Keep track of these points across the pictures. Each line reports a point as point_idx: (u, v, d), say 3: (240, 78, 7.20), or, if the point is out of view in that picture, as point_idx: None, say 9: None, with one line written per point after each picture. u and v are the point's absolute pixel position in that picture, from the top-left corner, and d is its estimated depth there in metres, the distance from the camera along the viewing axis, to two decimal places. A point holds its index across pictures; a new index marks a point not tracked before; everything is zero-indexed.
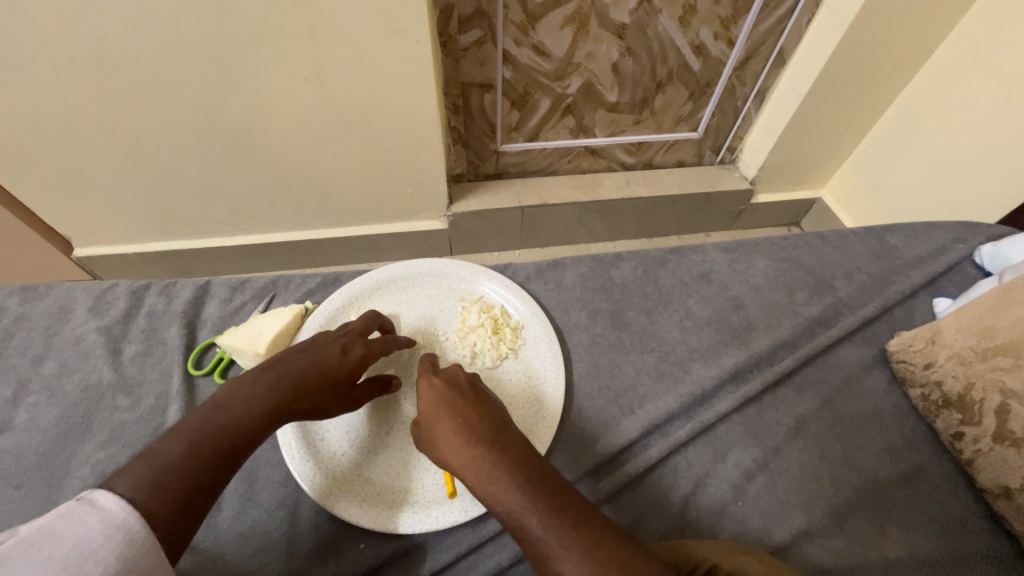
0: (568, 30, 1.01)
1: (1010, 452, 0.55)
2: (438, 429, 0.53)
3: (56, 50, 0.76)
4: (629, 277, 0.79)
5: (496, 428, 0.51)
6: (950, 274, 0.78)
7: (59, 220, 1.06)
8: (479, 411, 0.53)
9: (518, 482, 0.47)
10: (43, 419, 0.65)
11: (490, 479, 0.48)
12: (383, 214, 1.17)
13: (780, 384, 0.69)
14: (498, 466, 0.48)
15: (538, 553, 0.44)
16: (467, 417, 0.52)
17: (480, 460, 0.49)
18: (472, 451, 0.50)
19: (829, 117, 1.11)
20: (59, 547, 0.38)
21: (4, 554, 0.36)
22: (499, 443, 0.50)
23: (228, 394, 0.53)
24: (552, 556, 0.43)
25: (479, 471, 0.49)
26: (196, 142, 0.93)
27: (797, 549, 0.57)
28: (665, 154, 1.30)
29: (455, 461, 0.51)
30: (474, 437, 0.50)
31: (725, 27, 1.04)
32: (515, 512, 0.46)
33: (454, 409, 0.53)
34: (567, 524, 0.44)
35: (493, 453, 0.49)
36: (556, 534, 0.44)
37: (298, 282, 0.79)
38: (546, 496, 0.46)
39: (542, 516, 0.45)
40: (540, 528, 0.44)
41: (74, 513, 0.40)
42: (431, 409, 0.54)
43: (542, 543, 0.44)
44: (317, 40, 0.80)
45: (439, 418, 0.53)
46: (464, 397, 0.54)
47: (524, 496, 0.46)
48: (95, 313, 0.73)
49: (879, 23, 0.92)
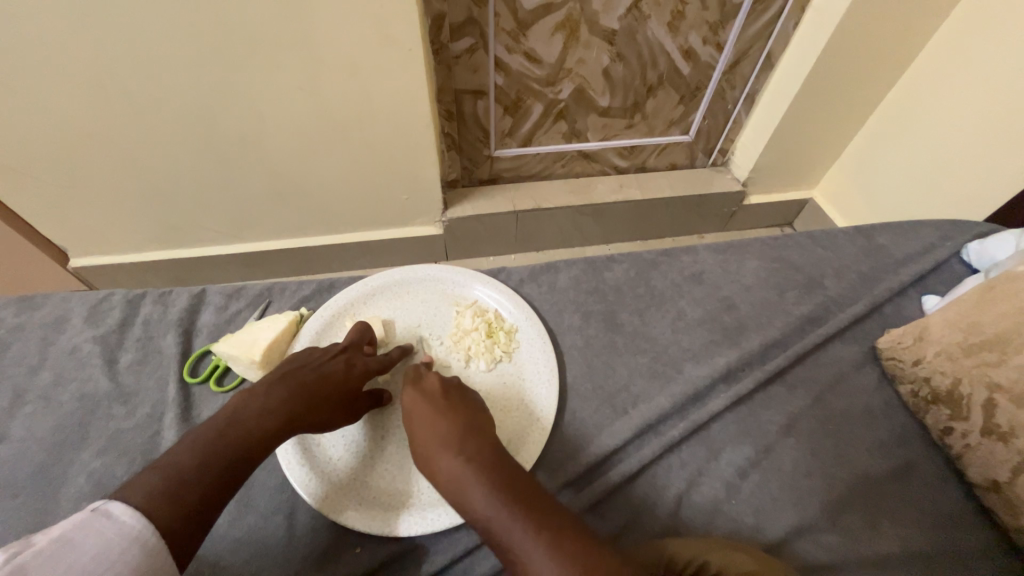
0: (558, 37, 1.02)
1: (998, 446, 0.56)
2: (414, 438, 0.55)
3: (54, 62, 0.77)
4: (621, 279, 0.80)
5: (469, 435, 0.53)
6: (939, 271, 0.79)
7: (55, 231, 1.06)
8: (450, 422, 0.54)
9: (485, 490, 0.48)
10: (39, 428, 0.65)
11: (460, 484, 0.49)
12: (378, 220, 1.18)
13: (772, 382, 0.69)
14: (466, 471, 0.50)
15: (507, 555, 0.45)
16: (438, 430, 0.54)
17: (451, 470, 0.51)
18: (444, 458, 0.52)
19: (816, 120, 1.13)
20: (78, 559, 0.38)
21: (23, 567, 0.36)
22: (471, 450, 0.52)
23: (239, 407, 0.54)
24: (518, 559, 0.44)
25: (451, 481, 0.50)
26: (191, 151, 0.94)
27: (790, 546, 0.58)
28: (657, 158, 1.31)
29: (431, 468, 0.53)
30: (446, 444, 0.52)
31: (714, 31, 1.06)
32: (485, 521, 0.47)
33: (428, 418, 0.55)
34: (531, 527, 0.45)
35: (462, 462, 0.51)
36: (520, 537, 0.45)
37: (293, 288, 0.79)
38: (512, 502, 0.47)
39: (506, 519, 0.46)
40: (505, 531, 0.46)
41: (90, 523, 0.41)
42: (408, 423, 0.56)
43: (512, 550, 0.45)
44: (310, 50, 0.82)
45: (414, 425, 0.55)
46: (438, 406, 0.56)
47: (491, 500, 0.47)
48: (91, 322, 0.74)
49: (864, 25, 0.94)
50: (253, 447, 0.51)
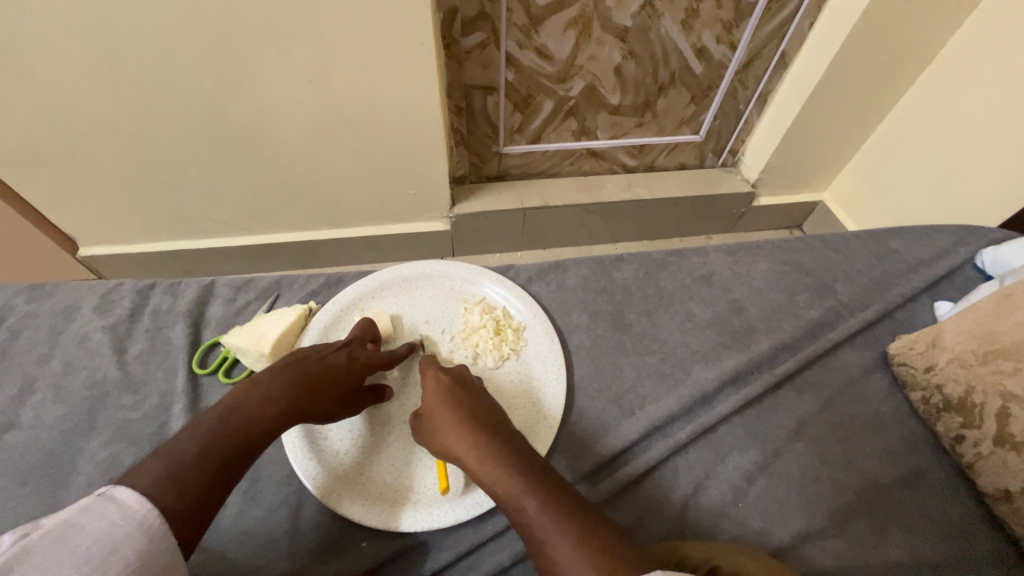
0: (571, 33, 1.01)
1: (1010, 456, 0.56)
2: (439, 420, 0.55)
3: (65, 51, 0.77)
4: (630, 279, 0.79)
5: (494, 421, 0.54)
6: (952, 278, 0.78)
7: (65, 220, 1.07)
8: (478, 408, 0.55)
9: (513, 469, 0.48)
10: (48, 416, 0.65)
11: (486, 466, 0.50)
12: (385, 215, 1.18)
13: (780, 386, 0.69)
14: (492, 453, 0.50)
15: (532, 537, 0.45)
16: (466, 411, 0.54)
17: (478, 451, 0.51)
18: (470, 441, 0.52)
19: (829, 122, 1.12)
20: (83, 543, 0.39)
21: (28, 550, 0.37)
22: (496, 434, 0.52)
23: (243, 395, 0.54)
24: (543, 540, 0.44)
25: (477, 462, 0.50)
26: (201, 143, 0.94)
27: (797, 551, 0.57)
28: (667, 157, 1.30)
29: (455, 451, 0.53)
30: (472, 428, 0.53)
31: (728, 30, 1.05)
32: (509, 498, 0.47)
33: (454, 402, 0.55)
34: (556, 509, 0.45)
35: (490, 445, 0.51)
36: (545, 517, 0.45)
37: (301, 282, 0.79)
38: (540, 485, 0.47)
39: (532, 501, 0.46)
40: (531, 512, 0.45)
41: (96, 508, 0.41)
42: (434, 403, 0.56)
43: (535, 527, 0.45)
44: (322, 43, 0.81)
45: (441, 409, 0.56)
46: (465, 392, 0.57)
47: (517, 482, 0.47)
48: (101, 312, 0.74)
49: (882, 26, 0.92)
50: (255, 435, 0.52)
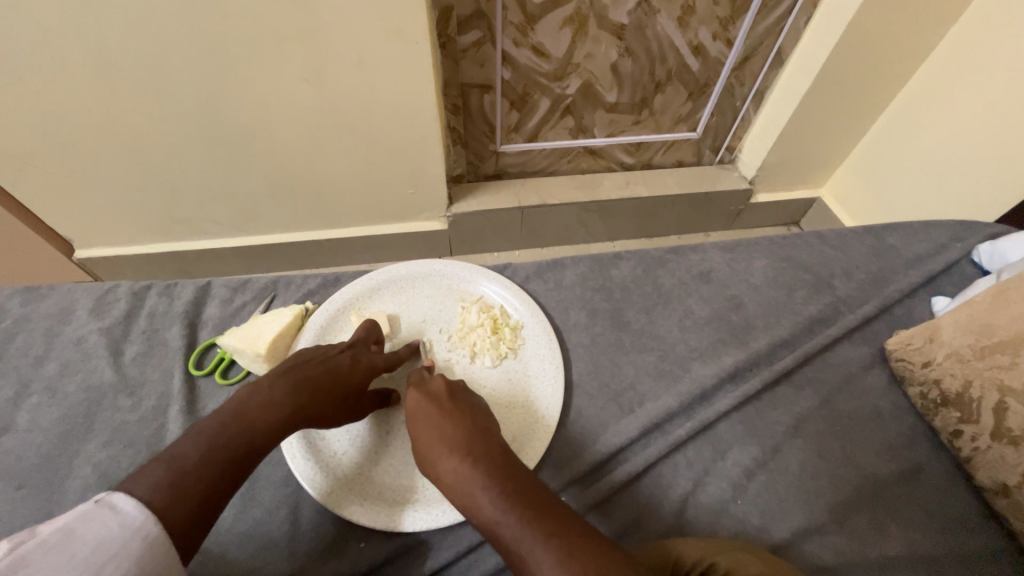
0: (567, 31, 1.01)
1: (1008, 450, 0.56)
2: (420, 442, 0.54)
3: (58, 52, 0.77)
4: (628, 277, 0.79)
5: (475, 437, 0.53)
6: (949, 272, 0.78)
7: (60, 222, 1.06)
8: (458, 425, 0.54)
9: (494, 492, 0.48)
10: (45, 419, 0.65)
11: (467, 489, 0.49)
12: (382, 215, 1.17)
13: (778, 382, 0.69)
14: (473, 475, 0.50)
15: (516, 560, 0.45)
16: (447, 429, 0.54)
17: (458, 472, 0.50)
18: (450, 462, 0.51)
19: (826, 118, 1.12)
20: (80, 550, 0.38)
21: (25, 558, 0.36)
22: (478, 452, 0.51)
23: (246, 399, 0.54)
24: (527, 565, 0.44)
25: (457, 482, 0.50)
26: (197, 143, 0.94)
27: (796, 547, 0.57)
28: (664, 154, 1.30)
29: (437, 473, 0.52)
30: (452, 448, 0.52)
31: (724, 27, 1.05)
32: (492, 522, 0.47)
33: (434, 421, 0.55)
34: (539, 532, 0.45)
35: (469, 465, 0.50)
36: (528, 542, 0.44)
37: (298, 282, 0.79)
38: (520, 505, 0.47)
39: (515, 524, 0.46)
40: (514, 537, 0.45)
41: (94, 515, 0.41)
42: (415, 423, 0.56)
43: (518, 551, 0.45)
44: (317, 42, 0.81)
45: (421, 429, 0.55)
46: (445, 409, 0.56)
47: (498, 504, 0.47)
48: (96, 314, 0.74)
49: (877, 22, 0.92)
50: (257, 442, 0.51)
